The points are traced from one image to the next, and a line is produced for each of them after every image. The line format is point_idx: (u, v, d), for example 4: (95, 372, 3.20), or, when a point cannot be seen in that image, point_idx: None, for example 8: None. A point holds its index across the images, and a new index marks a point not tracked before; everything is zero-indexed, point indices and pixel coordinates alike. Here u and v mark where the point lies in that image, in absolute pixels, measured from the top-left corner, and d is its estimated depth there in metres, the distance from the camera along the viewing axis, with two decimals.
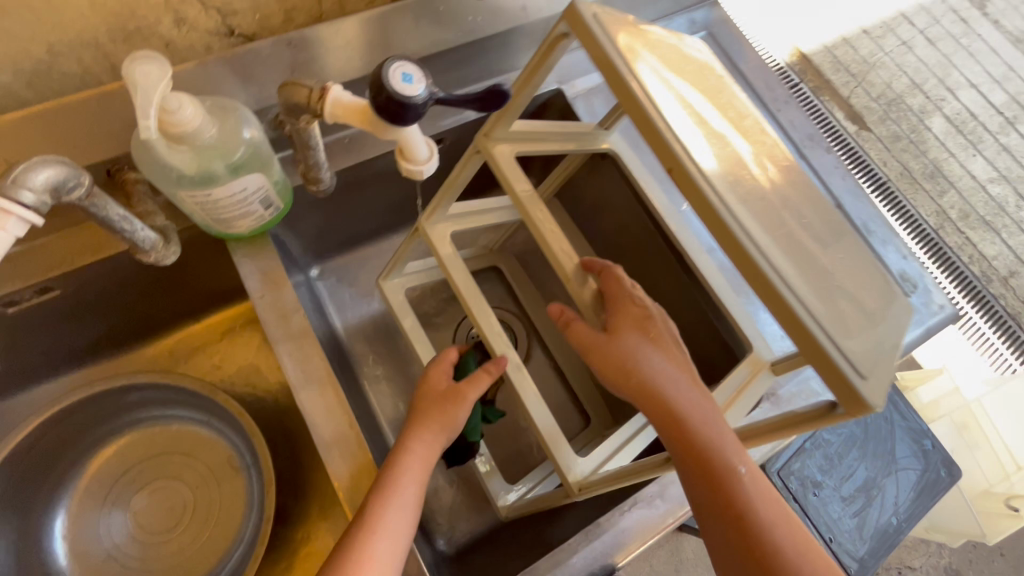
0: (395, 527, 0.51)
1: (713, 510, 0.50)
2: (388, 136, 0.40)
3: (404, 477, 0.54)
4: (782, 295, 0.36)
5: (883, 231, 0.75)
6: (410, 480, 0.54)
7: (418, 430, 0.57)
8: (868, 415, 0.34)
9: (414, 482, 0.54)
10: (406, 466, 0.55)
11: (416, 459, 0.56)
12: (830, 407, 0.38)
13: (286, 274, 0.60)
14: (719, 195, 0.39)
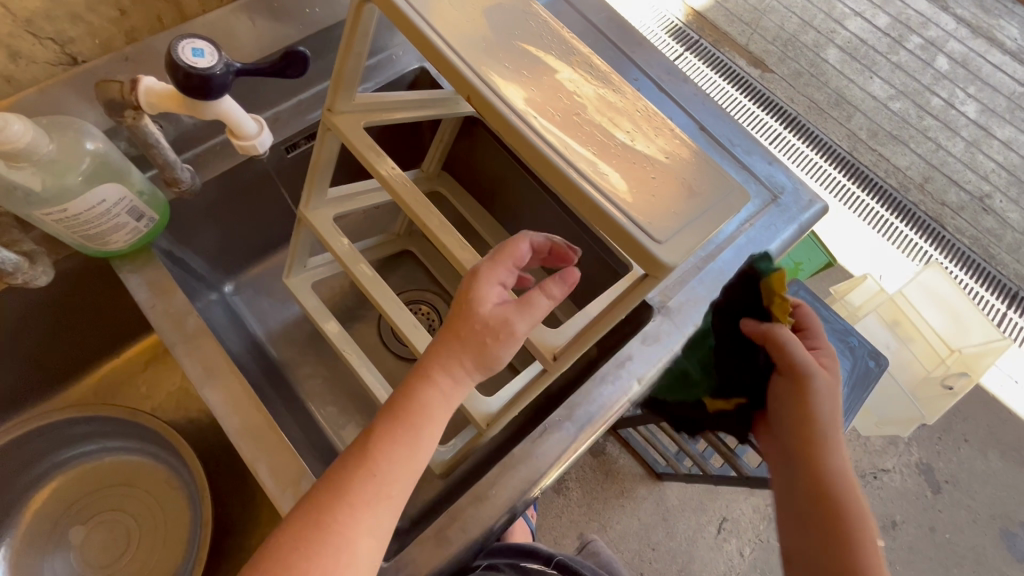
0: (394, 473, 0.47)
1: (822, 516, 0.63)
2: (207, 114, 0.44)
3: (413, 416, 0.47)
4: (578, 186, 0.41)
5: (747, 143, 0.81)
6: (423, 427, 0.47)
7: (449, 365, 0.47)
8: (664, 274, 0.40)
9: (426, 429, 0.48)
10: (420, 403, 0.47)
11: (433, 394, 0.47)
12: (650, 277, 0.43)
13: (174, 282, 0.61)
14: (516, 112, 0.44)
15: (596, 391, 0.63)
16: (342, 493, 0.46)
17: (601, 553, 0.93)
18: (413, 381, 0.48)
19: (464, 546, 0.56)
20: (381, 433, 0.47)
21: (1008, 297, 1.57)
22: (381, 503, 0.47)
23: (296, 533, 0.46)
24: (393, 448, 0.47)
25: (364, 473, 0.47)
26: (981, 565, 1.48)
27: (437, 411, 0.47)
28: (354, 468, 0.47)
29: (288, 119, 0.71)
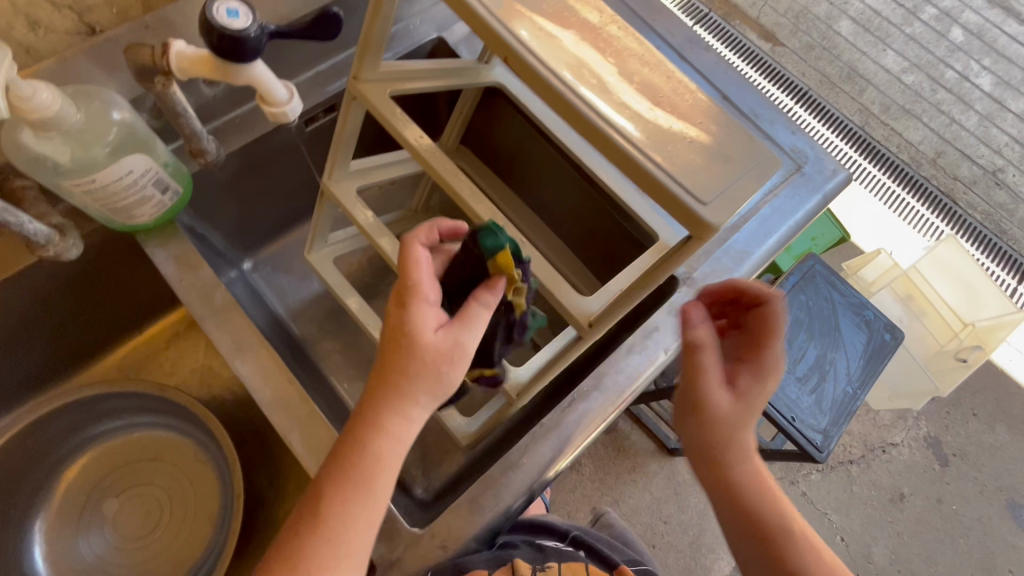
0: (335, 513, 0.45)
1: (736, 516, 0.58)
2: (238, 79, 0.43)
3: (345, 458, 0.46)
4: (620, 147, 0.41)
5: (770, 113, 0.80)
6: (356, 472, 0.46)
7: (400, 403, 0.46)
8: (710, 235, 0.40)
9: (359, 469, 0.46)
10: (352, 447, 0.46)
11: (359, 433, 0.46)
12: (692, 239, 0.44)
13: (200, 255, 0.61)
14: (554, 73, 0.43)
15: (624, 360, 0.63)
16: (283, 541, 0.46)
17: (615, 524, 0.91)
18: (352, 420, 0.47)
19: (497, 513, 0.56)
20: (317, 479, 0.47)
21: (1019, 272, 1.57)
22: (317, 548, 0.45)
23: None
24: (326, 493, 0.46)
25: (301, 523, 0.46)
26: (987, 535, 1.50)
27: (364, 446, 0.46)
28: (294, 523, 0.46)
29: (308, 91, 0.71)
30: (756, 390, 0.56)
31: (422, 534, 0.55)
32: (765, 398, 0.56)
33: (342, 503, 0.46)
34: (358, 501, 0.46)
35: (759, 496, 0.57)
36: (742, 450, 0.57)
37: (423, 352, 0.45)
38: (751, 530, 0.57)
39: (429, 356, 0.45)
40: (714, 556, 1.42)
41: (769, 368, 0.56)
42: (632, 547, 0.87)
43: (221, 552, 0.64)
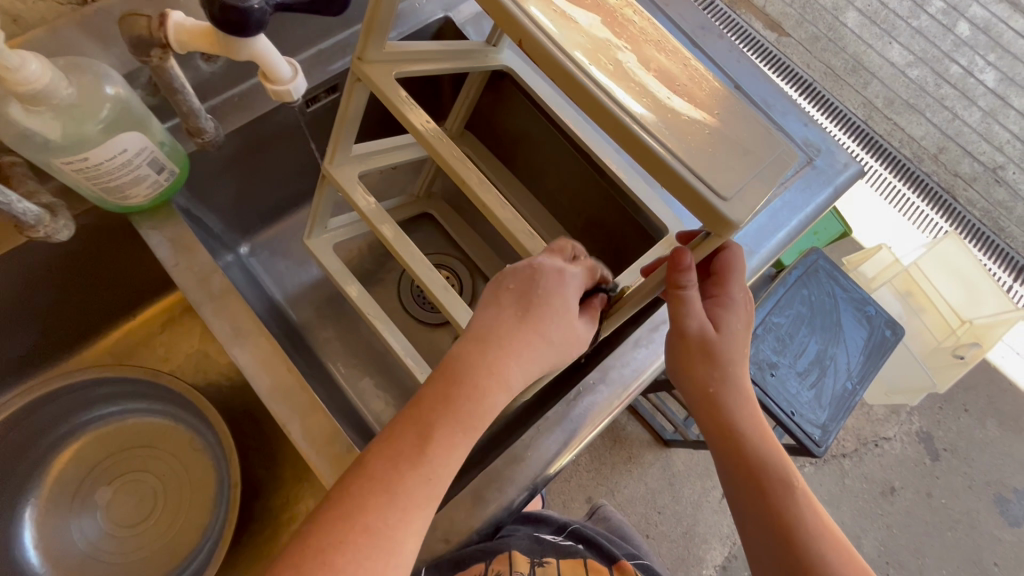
0: (440, 449, 0.43)
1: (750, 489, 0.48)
2: (241, 54, 0.41)
3: (461, 391, 0.44)
4: (640, 138, 0.39)
5: (782, 103, 0.78)
6: (474, 409, 0.44)
7: (525, 359, 0.45)
8: (731, 233, 0.39)
9: (474, 409, 0.44)
10: (469, 378, 0.44)
11: (477, 365, 0.44)
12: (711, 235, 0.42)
13: (197, 239, 0.59)
14: (571, 57, 0.41)
15: (631, 354, 0.62)
16: (371, 468, 0.42)
17: (612, 518, 0.91)
18: (463, 346, 0.45)
19: (500, 507, 0.56)
20: (416, 405, 0.44)
21: (1014, 270, 1.57)
22: (415, 481, 0.42)
23: (327, 508, 0.41)
24: (433, 424, 0.43)
25: (399, 451, 0.43)
26: (974, 529, 1.52)
27: (484, 382, 0.44)
28: (385, 450, 0.43)
29: (308, 70, 0.68)
30: (733, 322, 0.49)
31: (425, 526, 0.54)
32: (742, 331, 0.50)
33: (448, 439, 0.43)
34: (465, 444, 0.44)
35: (766, 447, 0.49)
36: (738, 391, 0.49)
37: (567, 307, 0.47)
38: (765, 492, 0.48)
39: (569, 314, 0.47)
40: (706, 546, 1.43)
41: (737, 300, 0.49)
42: (631, 542, 0.87)
43: (219, 540, 0.63)
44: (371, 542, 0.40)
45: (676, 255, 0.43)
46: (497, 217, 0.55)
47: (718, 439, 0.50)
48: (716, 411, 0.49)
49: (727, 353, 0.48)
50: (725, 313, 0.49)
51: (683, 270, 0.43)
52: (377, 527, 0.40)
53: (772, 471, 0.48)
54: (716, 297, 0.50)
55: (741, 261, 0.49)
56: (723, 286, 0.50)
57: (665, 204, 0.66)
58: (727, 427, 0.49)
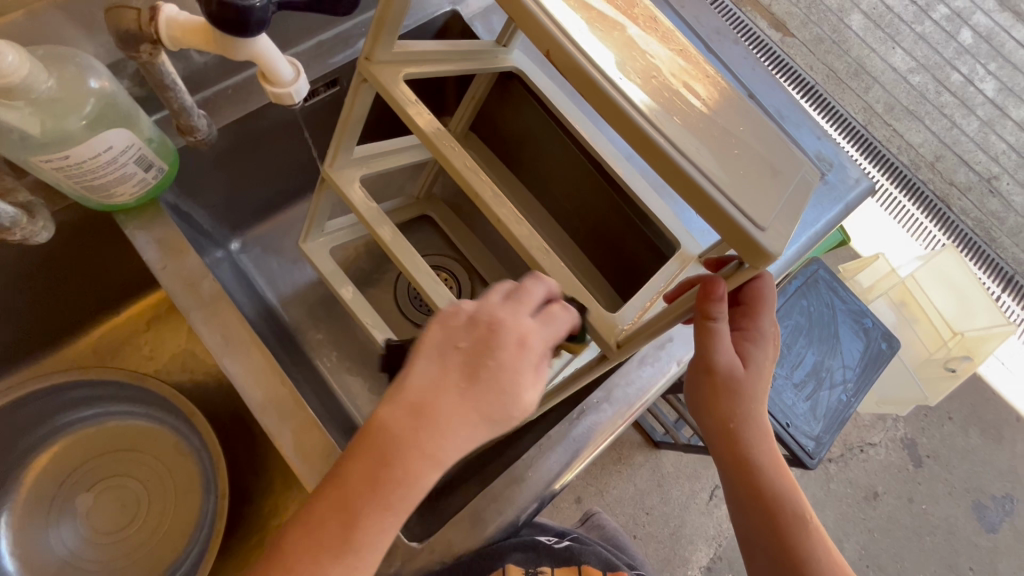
0: (367, 536, 0.40)
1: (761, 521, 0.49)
2: (239, 55, 0.38)
3: (389, 475, 0.39)
4: (674, 160, 0.36)
5: (796, 115, 0.76)
6: (405, 495, 0.40)
7: (462, 440, 0.40)
8: (768, 265, 0.36)
9: (403, 495, 0.40)
10: (397, 461, 0.39)
11: (407, 449, 0.40)
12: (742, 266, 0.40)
13: (186, 240, 0.56)
14: (600, 69, 0.38)
15: (636, 372, 0.61)
16: (292, 557, 0.39)
17: (607, 526, 0.89)
18: (392, 423, 0.40)
19: (498, 528, 0.54)
20: (339, 486, 0.40)
21: (1003, 280, 1.55)
22: (339, 572, 0.39)
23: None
24: (357, 511, 0.40)
25: (322, 540, 0.39)
26: (952, 535, 1.54)
27: (415, 468, 0.40)
28: (308, 534, 0.40)
29: (307, 63, 0.65)
30: (762, 358, 0.48)
31: (420, 547, 0.53)
32: (768, 366, 0.49)
33: (375, 527, 0.40)
34: (394, 525, 0.40)
35: (785, 483, 0.49)
36: (760, 429, 0.49)
37: (515, 387, 0.41)
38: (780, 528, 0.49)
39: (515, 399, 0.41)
40: (692, 547, 1.43)
41: (766, 333, 0.49)
42: (625, 552, 0.85)
43: (205, 551, 0.61)
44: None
45: (710, 284, 0.40)
46: (509, 232, 0.52)
47: (736, 475, 0.49)
48: (737, 450, 0.49)
49: (753, 393, 0.47)
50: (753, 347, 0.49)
51: (715, 301, 0.40)
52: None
53: (789, 508, 0.49)
54: (745, 331, 0.49)
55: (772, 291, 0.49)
56: (754, 319, 0.48)
57: (676, 217, 0.64)
58: (747, 463, 0.49)
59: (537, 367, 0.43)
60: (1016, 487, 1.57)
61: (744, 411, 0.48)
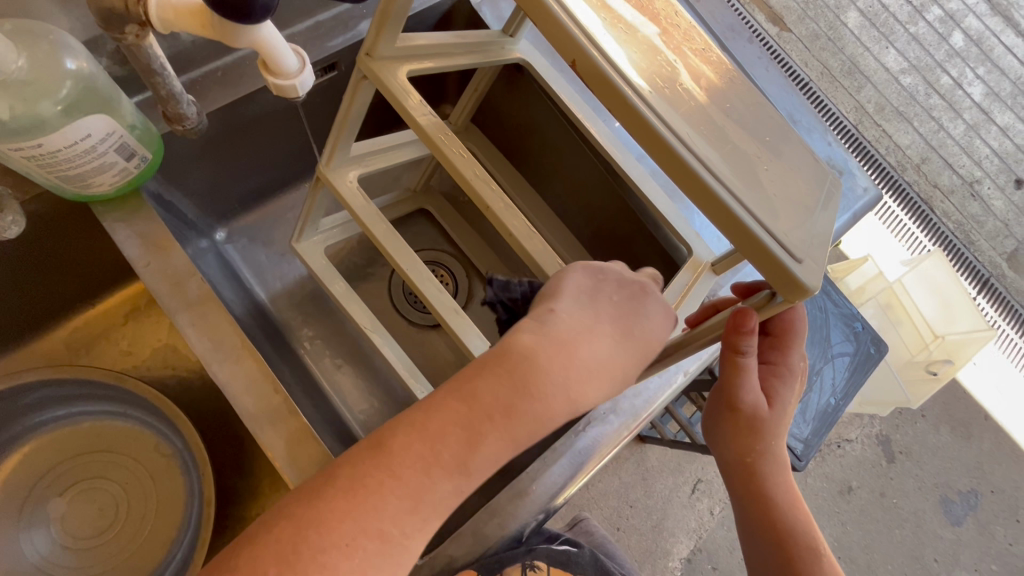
0: (485, 465, 0.38)
1: (773, 549, 0.53)
2: (241, 42, 0.35)
3: (526, 403, 0.38)
4: (710, 188, 0.34)
5: (807, 119, 0.74)
6: (535, 429, 0.38)
7: (601, 379, 0.40)
8: (804, 299, 0.35)
9: (534, 429, 0.38)
10: (545, 390, 0.38)
11: (550, 377, 0.39)
12: (775, 297, 0.38)
13: (170, 235, 0.52)
14: (632, 84, 0.35)
15: (643, 383, 0.59)
16: (398, 461, 0.36)
17: (595, 532, 0.89)
18: (543, 350, 0.39)
19: (500, 540, 0.53)
20: (472, 402, 0.38)
21: (980, 282, 1.52)
22: (447, 492, 0.37)
23: (341, 494, 0.36)
24: (484, 433, 0.37)
25: (438, 454, 0.37)
26: (920, 528, 1.40)
27: (555, 400, 0.38)
28: (422, 445, 0.37)
29: (303, 46, 0.61)
30: (787, 393, 0.52)
31: (419, 562, 0.51)
32: (793, 402, 0.53)
33: (495, 456, 0.38)
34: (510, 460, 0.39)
35: (799, 517, 0.53)
36: (777, 462, 0.53)
37: (647, 346, 0.43)
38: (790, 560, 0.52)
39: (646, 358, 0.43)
40: (674, 539, 1.34)
41: (793, 370, 0.53)
42: (614, 558, 0.85)
43: (189, 559, 0.58)
44: (384, 548, 0.35)
45: (741, 316, 0.40)
46: (521, 246, 0.51)
47: (751, 501, 0.54)
48: (754, 477, 0.53)
49: (776, 426, 0.52)
50: (780, 383, 0.53)
51: (744, 333, 0.41)
52: (394, 534, 0.35)
53: (801, 543, 0.52)
54: (773, 365, 0.53)
55: (800, 329, 0.53)
56: (783, 354, 0.53)
57: (687, 224, 0.62)
58: (763, 492, 0.53)
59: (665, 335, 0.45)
60: (981, 482, 1.44)
61: (764, 443, 0.52)
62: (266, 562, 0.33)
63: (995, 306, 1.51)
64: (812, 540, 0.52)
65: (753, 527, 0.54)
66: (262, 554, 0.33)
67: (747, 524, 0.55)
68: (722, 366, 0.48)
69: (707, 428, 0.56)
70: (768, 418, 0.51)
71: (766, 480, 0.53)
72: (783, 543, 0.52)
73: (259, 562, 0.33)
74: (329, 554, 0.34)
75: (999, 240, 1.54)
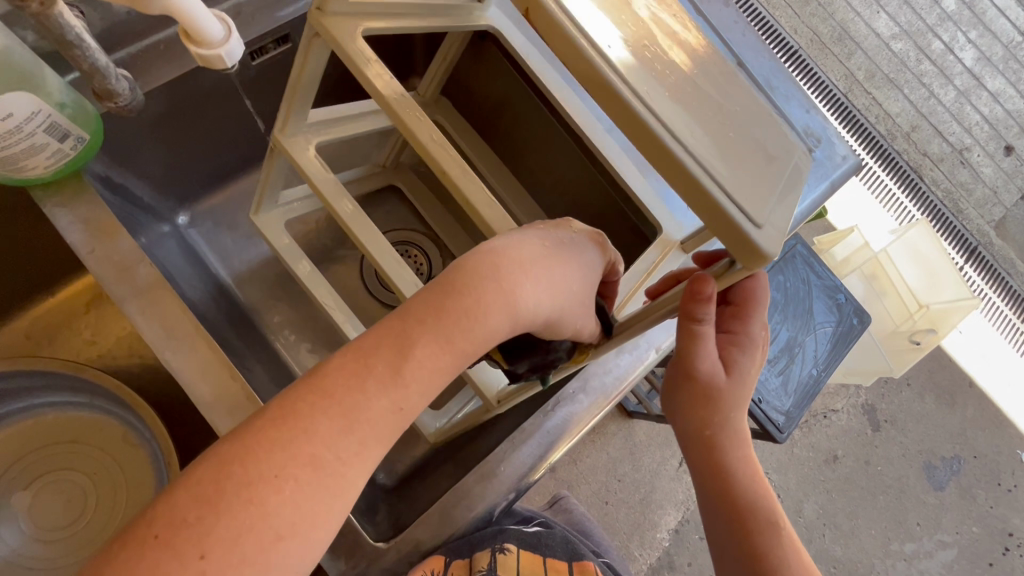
0: (420, 372, 0.35)
1: (731, 519, 0.53)
2: (155, 10, 0.35)
3: (459, 305, 0.36)
4: (671, 153, 0.32)
5: (785, 86, 0.72)
6: (469, 333, 0.36)
7: (539, 281, 0.39)
8: (766, 266, 0.34)
9: (468, 333, 0.36)
10: (476, 290, 0.36)
11: (486, 280, 0.37)
12: (738, 265, 0.37)
13: (115, 220, 0.50)
14: (588, 35, 0.32)
15: (613, 359, 0.58)
16: (332, 380, 0.34)
17: (574, 508, 0.89)
18: (475, 258, 0.38)
19: (469, 522, 0.52)
20: (401, 314, 0.36)
21: (967, 251, 1.51)
22: (382, 406, 0.34)
23: (270, 423, 0.32)
24: (417, 338, 0.35)
25: (370, 365, 0.35)
26: (903, 494, 1.42)
27: (491, 302, 0.36)
28: (354, 362, 0.35)
29: (252, 16, 0.58)
30: (747, 364, 0.51)
31: (385, 547, 0.50)
32: (753, 373, 0.52)
33: (431, 363, 0.36)
34: (450, 371, 0.36)
35: (757, 488, 0.53)
36: (736, 435, 0.53)
37: (585, 267, 0.43)
38: (748, 532, 0.52)
39: (584, 278, 0.42)
40: (662, 512, 1.36)
41: (753, 340, 0.52)
42: (590, 537, 0.86)
43: None
44: (317, 475, 0.32)
45: (698, 283, 0.40)
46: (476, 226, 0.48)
47: (710, 473, 0.54)
48: (713, 449, 0.53)
49: (732, 396, 0.51)
50: (739, 352, 0.52)
51: (702, 300, 0.40)
52: (328, 458, 0.32)
53: (759, 514, 0.52)
54: (734, 334, 0.52)
55: (762, 298, 0.51)
56: (744, 324, 0.52)
57: (659, 197, 0.61)
58: (722, 465, 0.53)
59: (597, 266, 0.44)
60: (964, 448, 1.46)
61: (721, 414, 0.51)
62: (185, 503, 0.30)
63: (982, 274, 1.50)
64: (770, 511, 0.53)
65: (711, 500, 0.55)
66: (177, 502, 0.30)
67: (706, 495, 0.55)
68: (679, 333, 0.47)
69: (666, 403, 0.56)
70: (725, 388, 0.51)
71: (725, 452, 0.53)
72: (741, 514, 0.53)
73: (176, 506, 0.30)
74: (256, 486, 0.31)
75: (987, 208, 1.53)
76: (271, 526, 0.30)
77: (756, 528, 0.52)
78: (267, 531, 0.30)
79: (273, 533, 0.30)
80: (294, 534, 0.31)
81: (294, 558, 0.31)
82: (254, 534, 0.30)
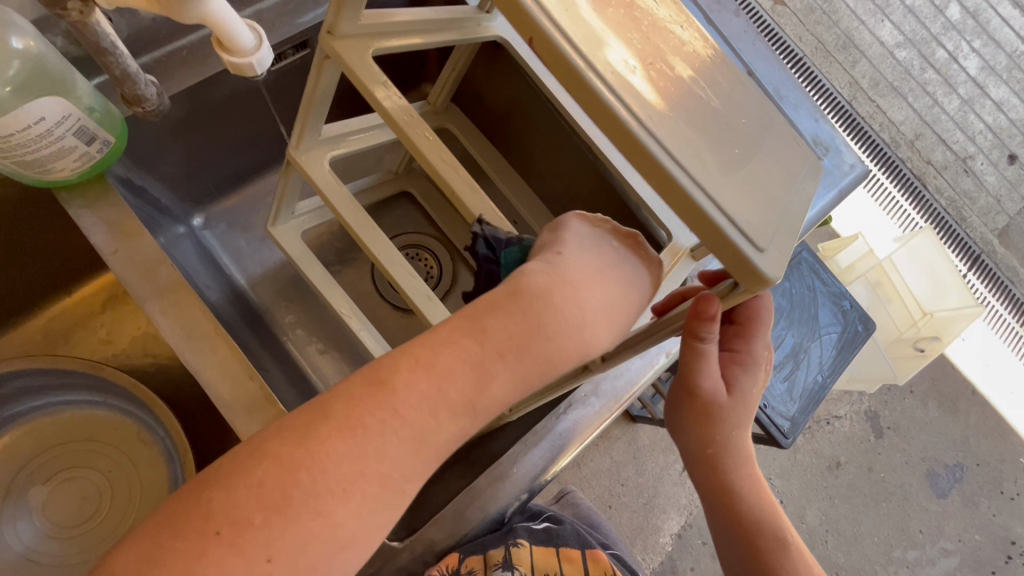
0: (491, 404, 0.36)
1: (738, 535, 0.54)
2: (191, 19, 0.36)
3: (544, 351, 0.37)
4: (671, 176, 0.33)
5: (794, 95, 0.73)
6: (546, 372, 0.37)
7: (612, 321, 0.40)
8: (767, 289, 0.35)
9: (545, 373, 0.37)
10: (558, 332, 0.37)
11: (564, 318, 0.38)
12: (740, 286, 0.38)
13: (137, 221, 0.51)
14: (589, 65, 0.33)
15: (624, 364, 0.59)
16: (402, 400, 0.34)
17: (581, 504, 0.90)
18: (559, 296, 0.38)
19: (482, 522, 0.53)
20: (481, 340, 0.36)
21: (970, 259, 1.52)
22: (452, 432, 0.35)
23: (336, 433, 0.33)
24: (494, 371, 0.36)
25: (445, 394, 0.35)
26: (906, 501, 1.42)
27: (570, 347, 0.38)
28: (427, 380, 0.35)
29: (273, 22, 0.59)
30: (749, 383, 0.52)
31: (399, 547, 0.52)
32: (756, 391, 0.53)
33: (503, 395, 0.37)
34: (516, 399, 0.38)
35: (760, 505, 0.54)
36: (739, 453, 0.53)
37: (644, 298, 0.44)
38: (756, 546, 0.54)
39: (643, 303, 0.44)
40: (665, 516, 1.36)
41: (756, 359, 0.53)
42: (598, 529, 0.86)
43: None
44: (382, 492, 0.33)
45: (704, 302, 0.40)
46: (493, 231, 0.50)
47: (715, 493, 0.54)
48: (717, 469, 0.54)
49: (736, 418, 0.51)
50: (742, 371, 0.53)
51: (706, 320, 0.41)
52: (394, 477, 0.34)
53: (766, 529, 0.54)
54: (737, 353, 0.53)
55: (764, 317, 0.53)
56: (747, 343, 0.53)
57: (669, 207, 0.61)
58: (728, 483, 0.54)
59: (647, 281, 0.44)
60: (967, 455, 1.46)
61: (725, 433, 0.52)
62: (249, 507, 0.31)
63: (985, 282, 1.51)
64: (775, 528, 0.54)
65: (717, 516, 0.56)
66: (239, 503, 0.31)
67: (713, 514, 0.56)
68: (682, 353, 0.47)
69: (669, 421, 0.56)
70: (726, 407, 0.51)
71: (729, 472, 0.54)
72: (747, 528, 0.54)
73: (239, 507, 0.31)
74: (323, 499, 0.32)
75: (991, 216, 1.54)
76: (337, 538, 0.32)
77: (762, 544, 0.54)
78: (331, 542, 0.32)
79: (335, 545, 0.32)
80: (354, 545, 0.32)
81: (350, 564, 0.33)
82: (319, 544, 0.31)
